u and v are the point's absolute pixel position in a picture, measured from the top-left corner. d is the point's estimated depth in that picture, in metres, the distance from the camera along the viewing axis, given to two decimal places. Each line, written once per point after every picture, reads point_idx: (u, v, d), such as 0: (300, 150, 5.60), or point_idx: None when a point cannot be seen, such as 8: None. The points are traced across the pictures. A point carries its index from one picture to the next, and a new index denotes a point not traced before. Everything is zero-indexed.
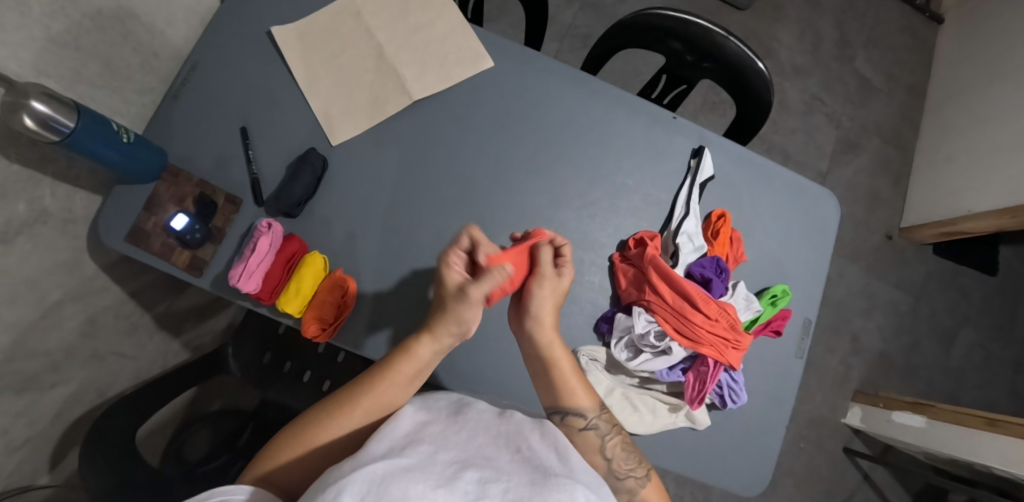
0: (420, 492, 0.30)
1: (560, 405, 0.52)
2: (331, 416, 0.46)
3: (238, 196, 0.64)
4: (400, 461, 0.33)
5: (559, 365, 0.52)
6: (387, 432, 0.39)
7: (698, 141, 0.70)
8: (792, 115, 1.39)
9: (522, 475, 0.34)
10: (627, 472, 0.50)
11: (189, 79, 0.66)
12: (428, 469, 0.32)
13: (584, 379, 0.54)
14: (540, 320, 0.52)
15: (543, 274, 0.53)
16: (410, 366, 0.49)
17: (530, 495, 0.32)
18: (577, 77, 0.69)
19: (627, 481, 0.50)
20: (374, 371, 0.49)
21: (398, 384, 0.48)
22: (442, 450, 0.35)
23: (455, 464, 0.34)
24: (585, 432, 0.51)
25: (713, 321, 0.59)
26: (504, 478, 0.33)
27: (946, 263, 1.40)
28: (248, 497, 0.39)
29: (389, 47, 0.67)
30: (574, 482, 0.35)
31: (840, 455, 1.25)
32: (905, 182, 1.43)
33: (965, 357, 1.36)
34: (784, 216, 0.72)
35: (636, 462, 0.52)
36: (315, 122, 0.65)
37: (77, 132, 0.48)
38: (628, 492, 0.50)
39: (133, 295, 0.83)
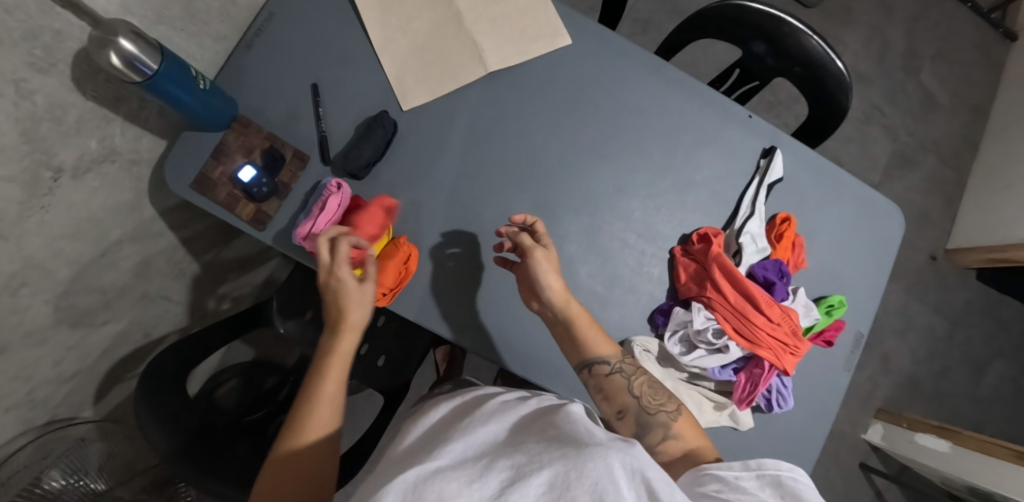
0: (456, 490, 0.32)
1: (591, 359, 0.53)
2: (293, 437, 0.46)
3: (305, 153, 0.64)
4: (432, 463, 0.35)
5: (579, 325, 0.54)
6: (418, 433, 0.43)
7: (770, 141, 0.68)
8: (848, 123, 1.35)
9: (555, 450, 0.34)
10: (657, 407, 0.51)
11: (265, 30, 0.65)
12: (460, 467, 0.34)
13: (600, 330, 0.56)
14: (553, 287, 0.54)
15: (538, 248, 0.55)
16: (335, 354, 0.51)
17: (562, 470, 0.32)
18: (654, 63, 0.67)
19: (659, 415, 0.50)
20: (308, 391, 0.49)
21: (335, 386, 0.49)
22: (468, 444, 0.38)
23: (484, 457, 0.36)
24: (611, 376, 0.53)
25: (772, 313, 0.59)
26: (536, 458, 0.33)
27: (988, 293, 1.36)
28: None
29: (467, 14, 0.65)
30: (608, 448, 0.33)
31: (855, 470, 1.25)
32: (956, 204, 1.38)
33: (995, 390, 1.33)
34: (850, 226, 0.70)
35: (665, 397, 0.52)
36: (387, 86, 0.65)
37: (159, 74, 0.48)
38: (663, 425, 0.49)
39: (184, 242, 0.84)
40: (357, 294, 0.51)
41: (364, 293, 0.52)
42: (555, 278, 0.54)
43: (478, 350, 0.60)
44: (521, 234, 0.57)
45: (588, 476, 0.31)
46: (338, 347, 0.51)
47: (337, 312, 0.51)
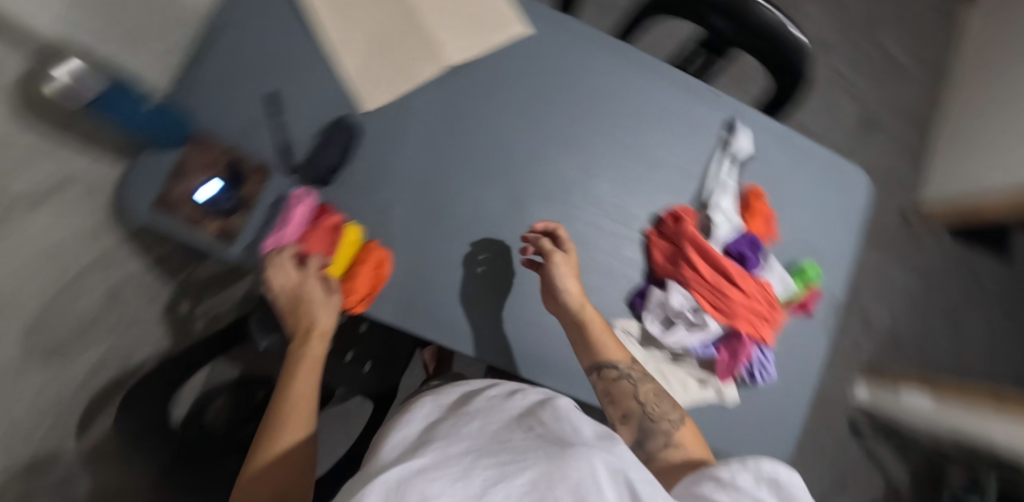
0: (440, 488, 0.31)
1: (604, 361, 0.55)
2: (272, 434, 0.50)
3: (267, 164, 0.63)
4: (415, 463, 0.34)
5: (594, 326, 0.56)
6: (399, 433, 0.43)
7: (734, 115, 0.69)
8: (814, 92, 1.36)
9: (538, 452, 0.35)
10: (660, 415, 0.52)
11: (216, 40, 0.63)
12: (444, 465, 0.34)
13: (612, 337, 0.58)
14: (573, 289, 0.57)
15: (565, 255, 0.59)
16: (307, 358, 0.57)
17: (546, 469, 0.31)
18: (614, 45, 0.67)
19: (662, 422, 0.52)
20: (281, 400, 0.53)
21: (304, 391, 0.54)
22: (453, 443, 0.38)
23: (469, 454, 0.36)
24: (618, 381, 0.54)
25: (743, 285, 0.61)
26: (519, 458, 0.34)
27: (960, 248, 1.40)
28: None
29: (421, 9, 0.65)
30: (591, 448, 0.35)
31: (845, 432, 1.28)
32: (923, 164, 1.41)
33: (973, 343, 1.37)
34: (818, 194, 0.71)
35: (669, 407, 0.54)
36: (347, 88, 0.63)
37: None
38: (666, 431, 0.51)
39: (154, 264, 0.82)
40: (326, 302, 0.57)
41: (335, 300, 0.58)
42: (572, 281, 0.57)
43: (460, 349, 0.60)
44: (541, 239, 0.59)
45: (571, 474, 0.30)
46: (308, 353, 0.57)
47: (305, 323, 0.57)
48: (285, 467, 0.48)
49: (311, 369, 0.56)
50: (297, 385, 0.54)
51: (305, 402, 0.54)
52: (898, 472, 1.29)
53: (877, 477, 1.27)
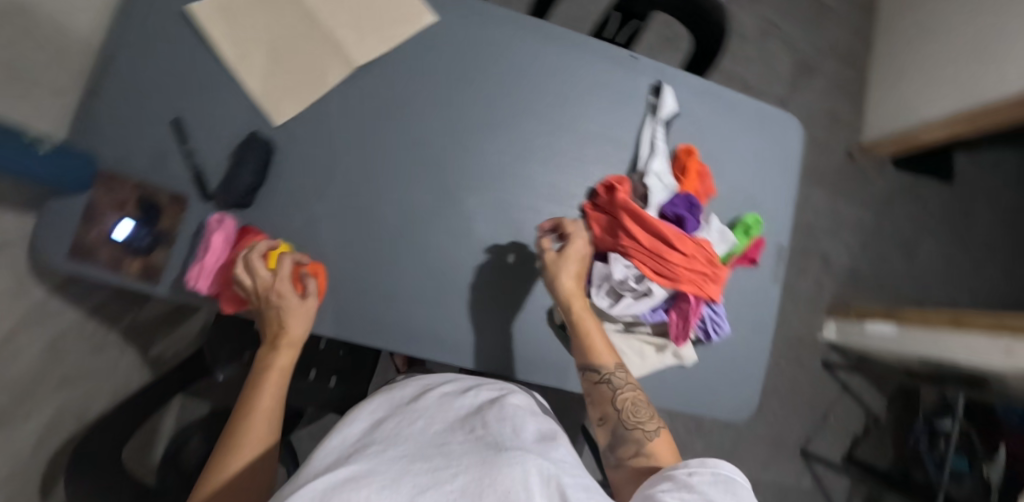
0: (366, 497, 0.30)
1: (593, 364, 0.54)
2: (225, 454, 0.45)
3: (182, 193, 0.59)
4: (342, 474, 0.33)
5: (587, 327, 0.55)
6: (339, 435, 0.41)
7: (658, 77, 0.68)
8: (748, 44, 1.37)
9: (472, 457, 0.35)
10: (635, 424, 0.51)
11: (108, 74, 0.60)
12: (373, 474, 0.32)
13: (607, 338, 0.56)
14: (569, 290, 0.56)
15: (567, 254, 0.56)
16: (273, 368, 0.52)
17: (478, 477, 0.32)
18: (526, 21, 0.65)
19: (635, 431, 0.50)
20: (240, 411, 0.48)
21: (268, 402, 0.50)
22: (390, 447, 0.37)
23: (403, 459, 0.35)
24: (598, 385, 0.54)
25: (684, 251, 0.58)
26: (452, 464, 0.34)
27: (907, 176, 1.44)
28: None
29: (320, 11, 0.62)
30: (524, 455, 0.36)
31: (819, 370, 1.33)
32: (862, 100, 1.44)
33: (929, 264, 1.42)
34: (751, 143, 0.71)
35: (647, 417, 0.51)
36: (253, 103, 0.61)
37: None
38: (637, 441, 0.50)
39: (92, 313, 0.78)
40: (300, 311, 0.52)
41: (310, 305, 0.53)
42: (569, 270, 0.56)
43: (412, 352, 0.59)
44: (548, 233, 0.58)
45: (502, 483, 0.31)
46: (274, 363, 0.52)
47: (276, 327, 0.52)
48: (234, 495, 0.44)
49: (276, 380, 0.51)
50: (260, 400, 0.49)
51: (267, 417, 0.49)
52: (873, 400, 1.35)
53: (853, 405, 1.34)
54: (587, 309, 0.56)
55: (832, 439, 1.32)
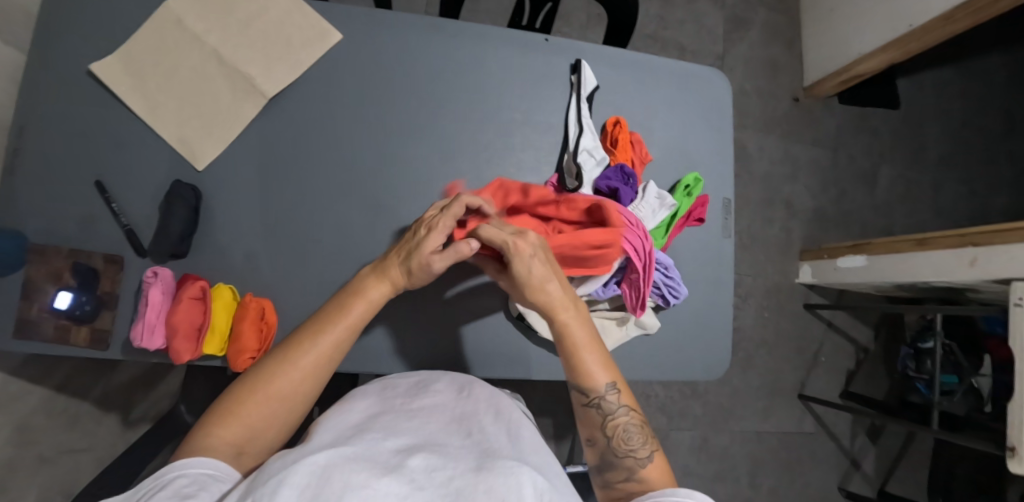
0: (363, 481, 0.29)
1: (580, 388, 0.46)
2: (276, 368, 0.43)
3: (117, 253, 0.59)
4: (344, 451, 0.32)
5: (577, 344, 0.47)
6: (336, 422, 0.39)
7: (575, 56, 0.68)
8: (677, 7, 1.37)
9: (468, 462, 0.34)
10: (626, 450, 0.44)
11: (16, 147, 0.58)
12: (371, 461, 0.31)
13: (605, 353, 0.48)
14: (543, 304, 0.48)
15: (521, 275, 0.48)
16: (360, 299, 0.49)
17: (472, 482, 0.31)
18: (434, 22, 0.65)
19: (626, 459, 0.44)
20: (322, 317, 0.47)
21: (349, 323, 0.47)
22: (389, 438, 0.36)
23: (401, 452, 0.34)
24: (587, 408, 0.46)
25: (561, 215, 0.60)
26: (449, 467, 0.33)
27: (855, 110, 1.46)
28: (211, 470, 0.36)
29: (223, 49, 0.61)
30: (521, 465, 0.34)
31: (802, 312, 1.35)
32: (798, 44, 1.46)
33: (889, 191, 1.44)
34: (680, 105, 0.72)
35: (641, 442, 0.45)
36: (172, 152, 0.60)
37: None
38: (626, 470, 0.44)
39: (60, 389, 0.77)
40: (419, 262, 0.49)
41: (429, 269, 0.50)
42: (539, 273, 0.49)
43: (376, 368, 0.59)
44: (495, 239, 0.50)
45: (498, 490, 0.30)
46: (369, 293, 0.49)
47: (393, 260, 0.51)
48: (267, 410, 0.42)
49: (357, 318, 0.48)
50: (329, 337, 0.46)
51: (331, 352, 0.46)
52: (858, 332, 1.37)
53: (841, 342, 1.36)
54: (579, 318, 0.49)
55: (826, 379, 1.35)
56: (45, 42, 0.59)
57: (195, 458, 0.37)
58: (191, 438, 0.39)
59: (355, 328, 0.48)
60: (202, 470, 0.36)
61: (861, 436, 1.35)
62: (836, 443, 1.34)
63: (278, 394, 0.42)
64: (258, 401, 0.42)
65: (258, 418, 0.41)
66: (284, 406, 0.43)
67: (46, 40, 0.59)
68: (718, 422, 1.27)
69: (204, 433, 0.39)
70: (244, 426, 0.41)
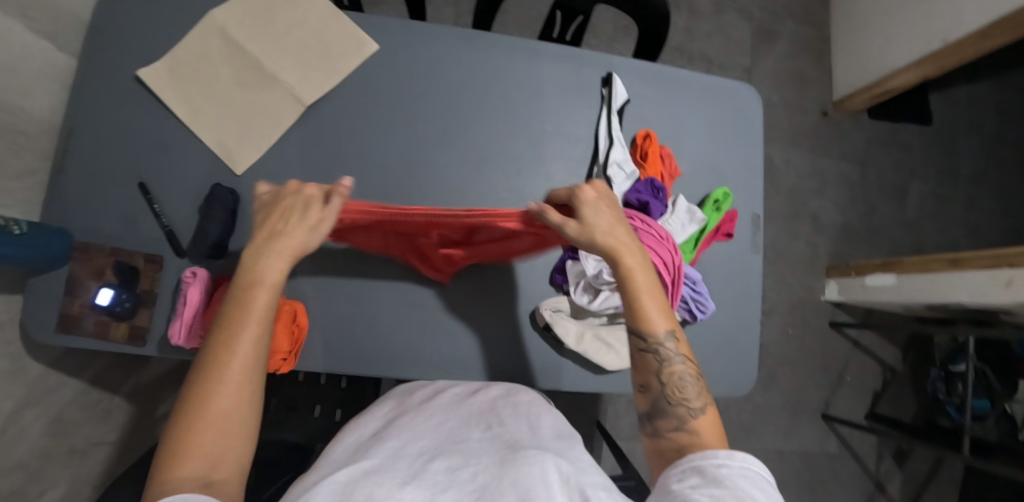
0: (387, 493, 0.29)
1: (641, 332, 0.46)
2: (203, 391, 0.38)
3: (156, 253, 0.60)
4: (363, 466, 0.33)
5: (637, 287, 0.46)
6: (353, 438, 0.41)
7: (606, 68, 0.68)
8: (704, 19, 1.37)
9: (492, 457, 0.34)
10: (679, 399, 0.44)
11: (67, 149, 0.60)
12: (392, 471, 0.32)
13: (664, 301, 0.48)
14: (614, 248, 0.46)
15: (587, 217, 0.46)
16: (260, 285, 0.43)
17: (498, 476, 0.32)
18: (467, 34, 0.66)
19: (679, 408, 0.44)
20: (221, 325, 0.41)
21: (258, 317, 0.42)
22: (408, 444, 0.37)
23: (423, 456, 0.35)
24: (645, 354, 0.46)
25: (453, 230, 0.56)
26: (472, 463, 0.34)
27: (885, 125, 1.43)
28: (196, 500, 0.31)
29: (264, 57, 0.63)
30: (543, 453, 0.34)
31: (826, 330, 1.32)
32: (827, 58, 1.44)
33: (919, 208, 1.41)
34: (710, 119, 0.71)
35: (694, 393, 0.45)
36: (212, 156, 0.62)
37: None
38: (676, 417, 0.43)
39: (94, 382, 0.79)
40: (306, 222, 0.46)
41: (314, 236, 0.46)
42: (601, 215, 0.47)
43: (403, 374, 0.60)
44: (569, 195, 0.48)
45: (524, 479, 0.31)
46: (263, 276, 0.43)
47: (271, 236, 0.45)
48: (216, 438, 0.37)
49: (265, 307, 0.42)
50: (246, 337, 0.40)
51: (254, 352, 0.41)
52: (885, 352, 1.34)
53: (868, 361, 1.33)
54: (644, 269, 0.47)
55: (851, 399, 1.31)
56: (98, 49, 0.62)
57: (179, 495, 0.31)
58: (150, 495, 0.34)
59: (269, 317, 0.43)
60: None
61: (886, 459, 1.31)
62: (861, 465, 1.30)
63: (218, 417, 0.37)
64: (204, 435, 0.36)
65: (213, 444, 0.36)
66: (233, 422, 0.38)
67: (99, 47, 0.62)
68: (739, 439, 1.25)
69: (161, 483, 0.34)
70: (202, 457, 0.36)
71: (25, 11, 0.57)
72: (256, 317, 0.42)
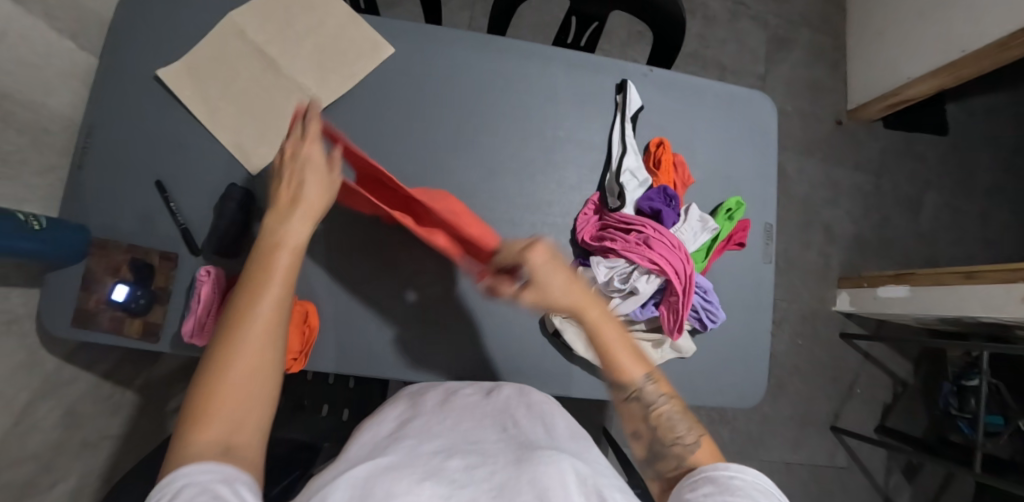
0: (406, 487, 0.29)
1: (618, 384, 0.46)
2: (226, 352, 0.38)
3: (171, 250, 0.61)
4: (381, 463, 0.33)
5: (604, 340, 0.47)
6: (369, 437, 0.40)
7: (620, 75, 0.68)
8: (718, 26, 1.36)
9: (509, 456, 0.34)
10: (672, 439, 0.44)
11: (88, 147, 0.61)
12: (410, 466, 0.32)
13: (633, 345, 0.48)
14: (574, 303, 0.46)
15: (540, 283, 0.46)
16: (284, 246, 0.44)
17: (515, 474, 0.31)
18: (482, 38, 0.66)
19: (674, 447, 0.44)
20: (246, 286, 0.42)
21: (280, 278, 0.43)
22: (424, 443, 0.36)
23: (439, 454, 0.35)
24: (628, 403, 0.46)
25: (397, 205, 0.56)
26: (489, 461, 0.33)
27: (900, 134, 1.41)
28: (218, 471, 0.31)
29: (282, 59, 0.64)
30: (560, 455, 0.34)
31: (837, 341, 1.31)
32: (842, 66, 1.43)
33: (934, 220, 1.39)
34: (724, 128, 0.71)
35: (685, 428, 0.45)
36: (228, 156, 0.63)
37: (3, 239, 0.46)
38: (674, 457, 0.44)
39: (107, 376, 0.80)
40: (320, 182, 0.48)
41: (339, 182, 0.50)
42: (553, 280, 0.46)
43: (412, 377, 0.60)
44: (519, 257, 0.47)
45: (541, 478, 0.31)
46: (285, 236, 0.44)
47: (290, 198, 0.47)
48: (237, 400, 0.36)
49: (287, 268, 0.43)
50: (268, 296, 0.41)
51: (276, 314, 0.41)
52: (896, 365, 1.32)
53: (878, 374, 1.31)
54: (606, 319, 0.47)
55: (861, 412, 1.30)
56: (120, 49, 0.63)
57: (197, 466, 0.31)
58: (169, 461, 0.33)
59: (290, 277, 0.43)
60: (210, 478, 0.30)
61: (896, 474, 1.30)
62: (870, 479, 1.29)
63: (240, 377, 0.37)
64: (226, 396, 0.36)
65: (233, 407, 0.36)
66: (254, 384, 0.38)
67: (121, 47, 0.63)
68: (746, 449, 1.24)
69: (182, 446, 0.33)
70: (223, 420, 0.35)
71: (50, 10, 0.58)
72: (279, 279, 0.43)
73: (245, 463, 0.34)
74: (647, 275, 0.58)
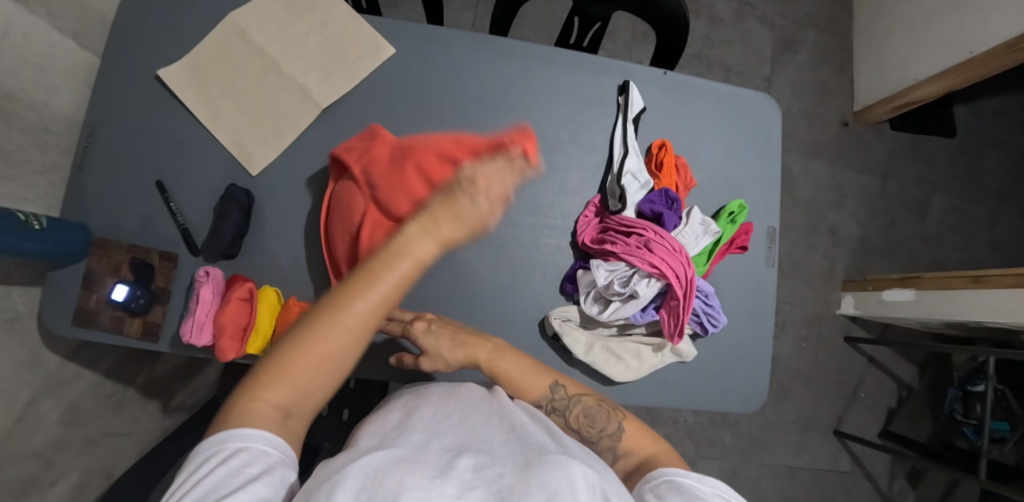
0: (416, 483, 0.29)
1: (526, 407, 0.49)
2: (322, 332, 0.38)
3: (172, 250, 0.61)
4: (390, 456, 0.32)
5: (503, 371, 0.51)
6: (376, 428, 0.39)
7: (623, 76, 0.67)
8: (724, 27, 1.35)
9: (517, 458, 0.33)
10: (597, 433, 0.49)
11: (89, 146, 0.61)
12: (420, 464, 0.31)
13: (530, 362, 0.53)
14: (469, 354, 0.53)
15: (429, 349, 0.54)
16: (412, 256, 0.41)
17: (525, 477, 0.30)
18: (484, 38, 0.66)
19: (602, 439, 0.49)
20: (362, 273, 0.40)
21: (396, 283, 0.40)
22: (434, 440, 0.35)
23: (448, 452, 0.34)
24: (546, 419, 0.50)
25: (368, 228, 0.54)
26: (498, 463, 0.33)
27: (907, 136, 1.40)
28: (269, 445, 0.33)
29: (283, 60, 0.64)
30: (569, 458, 0.33)
31: (841, 345, 1.30)
32: (849, 67, 1.41)
33: (941, 223, 1.38)
34: (728, 129, 0.70)
35: (604, 419, 0.50)
36: (229, 157, 0.63)
37: (5, 239, 0.46)
38: (609, 450, 0.48)
39: (109, 374, 0.80)
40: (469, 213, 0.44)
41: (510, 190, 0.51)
42: (438, 344, 0.54)
43: (412, 378, 0.60)
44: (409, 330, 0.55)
45: (551, 484, 0.30)
46: (418, 248, 0.41)
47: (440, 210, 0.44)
48: (311, 377, 0.38)
49: (406, 276, 0.41)
50: (376, 298, 0.40)
51: (377, 313, 0.40)
52: (901, 369, 1.31)
53: (883, 378, 1.30)
54: (496, 350, 0.53)
55: (864, 416, 1.29)
56: (121, 48, 0.63)
57: (256, 433, 0.33)
58: (235, 401, 0.36)
59: (404, 286, 0.41)
60: (263, 448, 0.32)
61: (899, 479, 1.29)
62: (872, 484, 1.28)
63: (321, 358, 0.38)
64: (304, 371, 0.37)
65: (306, 380, 0.37)
66: (331, 369, 0.38)
67: (123, 47, 0.63)
68: (748, 453, 1.23)
69: (250, 396, 0.35)
70: (294, 391, 0.37)
71: (53, 10, 0.58)
72: (394, 283, 0.40)
73: (293, 434, 0.36)
74: (648, 279, 0.58)
